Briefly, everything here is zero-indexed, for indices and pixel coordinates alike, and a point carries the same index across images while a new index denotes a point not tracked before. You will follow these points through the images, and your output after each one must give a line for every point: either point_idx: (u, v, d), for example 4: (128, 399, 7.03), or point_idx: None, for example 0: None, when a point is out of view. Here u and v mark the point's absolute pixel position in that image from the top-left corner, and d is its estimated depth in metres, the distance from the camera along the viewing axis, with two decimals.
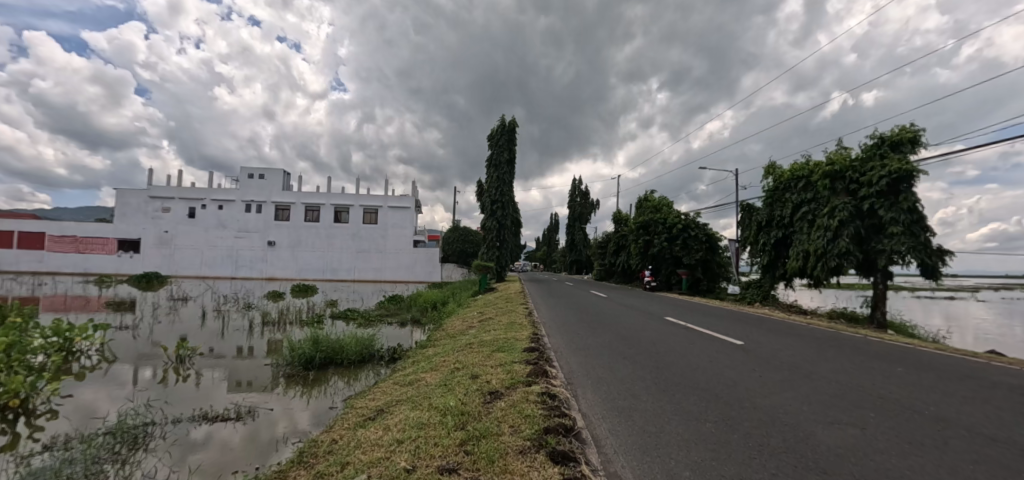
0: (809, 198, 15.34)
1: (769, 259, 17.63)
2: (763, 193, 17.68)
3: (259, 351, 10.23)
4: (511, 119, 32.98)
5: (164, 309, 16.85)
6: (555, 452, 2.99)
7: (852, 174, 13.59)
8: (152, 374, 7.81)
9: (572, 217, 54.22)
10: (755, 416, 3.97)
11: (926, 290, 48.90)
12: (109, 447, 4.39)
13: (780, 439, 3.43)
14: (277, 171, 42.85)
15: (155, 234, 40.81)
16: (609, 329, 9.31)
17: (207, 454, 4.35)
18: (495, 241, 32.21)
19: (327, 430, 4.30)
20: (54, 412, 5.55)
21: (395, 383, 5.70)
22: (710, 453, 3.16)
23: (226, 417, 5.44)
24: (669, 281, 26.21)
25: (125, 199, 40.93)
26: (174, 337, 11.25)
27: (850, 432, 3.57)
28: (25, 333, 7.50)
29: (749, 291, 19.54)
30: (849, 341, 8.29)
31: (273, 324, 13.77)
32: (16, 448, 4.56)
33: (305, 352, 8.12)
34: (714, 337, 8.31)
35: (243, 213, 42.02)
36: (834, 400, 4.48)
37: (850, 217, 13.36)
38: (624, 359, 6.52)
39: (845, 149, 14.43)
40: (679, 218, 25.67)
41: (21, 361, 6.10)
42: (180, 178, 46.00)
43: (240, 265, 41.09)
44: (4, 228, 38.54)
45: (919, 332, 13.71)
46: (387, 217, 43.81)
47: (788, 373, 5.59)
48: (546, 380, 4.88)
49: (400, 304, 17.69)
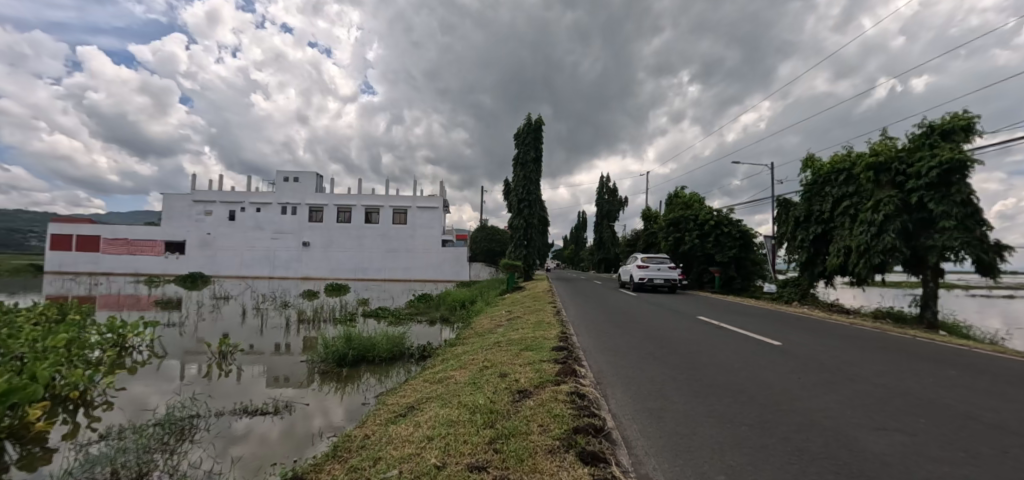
0: (851, 191, 14.71)
1: (808, 256, 16.76)
2: (801, 187, 17.01)
3: (295, 347, 10.65)
4: (538, 117, 32.79)
5: (208, 306, 17.77)
6: (584, 452, 2.95)
7: (898, 166, 12.81)
8: (198, 369, 8.23)
9: (600, 213, 54.70)
10: (793, 420, 3.81)
11: (983, 287, 45.57)
12: (159, 438, 4.65)
13: (821, 444, 3.27)
14: (310, 174, 44.37)
15: (199, 236, 42.75)
16: (638, 329, 9.14)
17: (247, 446, 4.51)
18: (522, 240, 32.20)
19: (360, 425, 4.40)
20: (109, 404, 5.95)
21: (425, 380, 5.80)
22: (746, 458, 3.04)
23: (264, 411, 5.67)
24: (701, 279, 25.63)
25: (171, 203, 43.35)
26: (217, 333, 11.82)
27: (897, 439, 3.37)
28: (83, 330, 8.03)
29: (787, 290, 18.56)
30: (896, 343, 7.89)
31: (307, 322, 14.24)
32: (76, 437, 4.89)
33: (338, 349, 8.36)
34: (748, 337, 8.05)
35: (279, 215, 43.56)
36: (878, 404, 4.25)
37: (896, 211, 12.52)
38: (653, 359, 6.41)
39: (890, 139, 13.71)
40: (711, 214, 24.87)
41: (80, 356, 6.55)
42: (221, 183, 48.25)
43: (276, 266, 42.71)
44: (64, 232, 41.42)
45: (975, 334, 12.88)
46: (416, 217, 44.64)
47: (828, 375, 5.36)
48: (575, 379, 4.84)
49: (430, 302, 17.93)
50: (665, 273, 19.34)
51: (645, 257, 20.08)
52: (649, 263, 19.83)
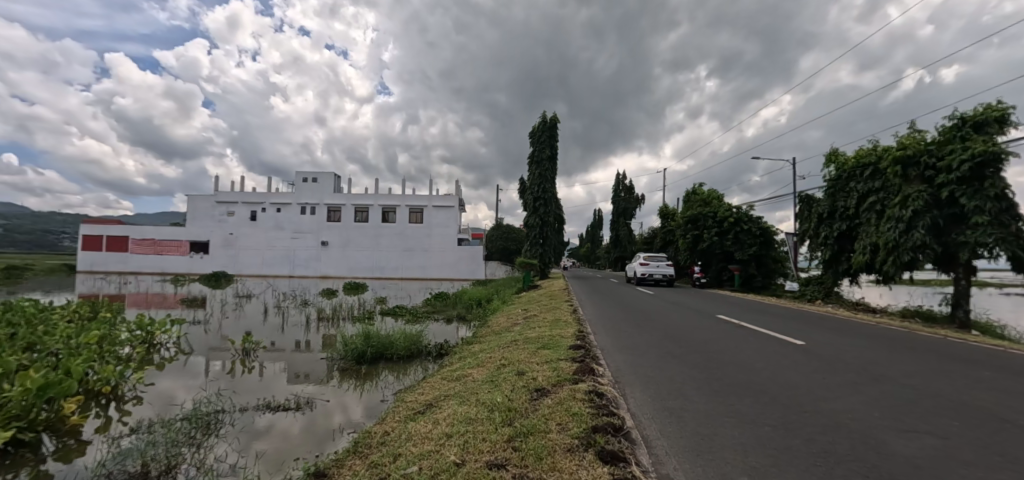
0: (878, 186, 14.30)
1: (832, 254, 16.34)
2: (824, 183, 16.59)
3: (315, 345, 10.84)
4: (553, 115, 32.69)
5: (231, 305, 18.20)
6: (604, 451, 2.92)
7: (927, 159, 12.38)
8: (222, 365, 8.45)
9: (616, 211, 54.36)
10: (818, 421, 3.71)
11: (1017, 286, 43.88)
12: (186, 432, 4.79)
13: (848, 446, 3.19)
14: (328, 175, 45.08)
15: (221, 236, 43.82)
16: (656, 328, 9.04)
17: (269, 442, 4.61)
18: (538, 238, 32.15)
19: (379, 421, 4.45)
20: (139, 398, 6.15)
21: (442, 378, 5.84)
22: (770, 460, 2.97)
23: (287, 407, 5.79)
24: (720, 277, 25.20)
25: (195, 204, 44.51)
26: (240, 331, 12.11)
27: (928, 441, 3.26)
28: (114, 327, 8.32)
29: (810, 289, 18.15)
30: (925, 343, 7.65)
31: (326, 320, 14.49)
32: (109, 430, 5.07)
33: (357, 347, 8.50)
34: (770, 336, 7.90)
35: (298, 215, 44.35)
36: (908, 406, 4.12)
37: (925, 206, 12.09)
38: (671, 358, 6.33)
39: (918, 132, 13.26)
40: (730, 211, 24.44)
41: (111, 352, 6.78)
42: (242, 184, 49.34)
43: (296, 265, 43.56)
44: (95, 233, 42.90)
45: (1010, 334, 12.40)
46: (431, 217, 44.98)
47: (854, 376, 5.22)
48: (593, 378, 4.80)
49: (446, 300, 18.05)
50: (664, 270, 22.21)
51: (646, 256, 23.06)
52: (649, 261, 22.75)
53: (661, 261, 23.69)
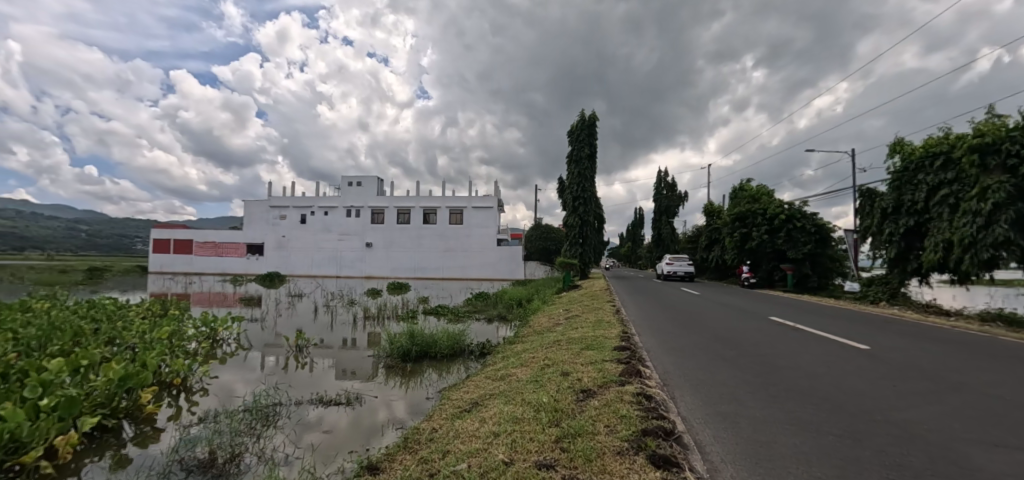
0: (950, 178, 13.16)
1: (898, 252, 15.19)
2: (887, 175, 15.44)
3: (361, 342, 11.22)
4: (592, 112, 32.29)
5: (284, 304, 19.14)
6: (655, 455, 2.84)
7: (1010, 146, 11.28)
8: (277, 360, 8.91)
9: (658, 210, 53.13)
10: (889, 431, 3.45)
11: None
12: (247, 422, 5.08)
13: (925, 460, 2.93)
14: (372, 178, 46.63)
15: (274, 238, 46.27)
16: (705, 330, 8.71)
17: (319, 435, 4.80)
18: (577, 238, 31.81)
19: (427, 418, 4.53)
20: (204, 390, 6.59)
21: (486, 377, 5.89)
22: (837, 471, 2.79)
23: (337, 402, 6.02)
24: (771, 277, 23.96)
25: (250, 209, 47.18)
26: (293, 329, 12.74)
27: (1020, 457, 2.96)
28: (182, 324, 8.95)
29: (873, 290, 16.89)
30: (1008, 348, 6.98)
31: (373, 318, 15.00)
32: (180, 418, 5.46)
33: (403, 345, 8.74)
34: (830, 339, 7.44)
35: (344, 217, 46.10)
36: (991, 417, 3.76)
37: (1008, 199, 10.98)
38: (722, 361, 6.08)
39: (998, 117, 12.10)
40: (782, 207, 23.26)
41: (179, 347, 7.29)
42: (292, 189, 51.80)
43: (342, 265, 45.31)
44: (163, 236, 46.34)
45: None
46: (471, 217, 45.54)
47: (929, 383, 4.82)
48: (640, 380, 4.68)
49: (487, 300, 18.18)
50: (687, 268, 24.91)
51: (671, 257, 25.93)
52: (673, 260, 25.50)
53: (685, 263, 26.67)
